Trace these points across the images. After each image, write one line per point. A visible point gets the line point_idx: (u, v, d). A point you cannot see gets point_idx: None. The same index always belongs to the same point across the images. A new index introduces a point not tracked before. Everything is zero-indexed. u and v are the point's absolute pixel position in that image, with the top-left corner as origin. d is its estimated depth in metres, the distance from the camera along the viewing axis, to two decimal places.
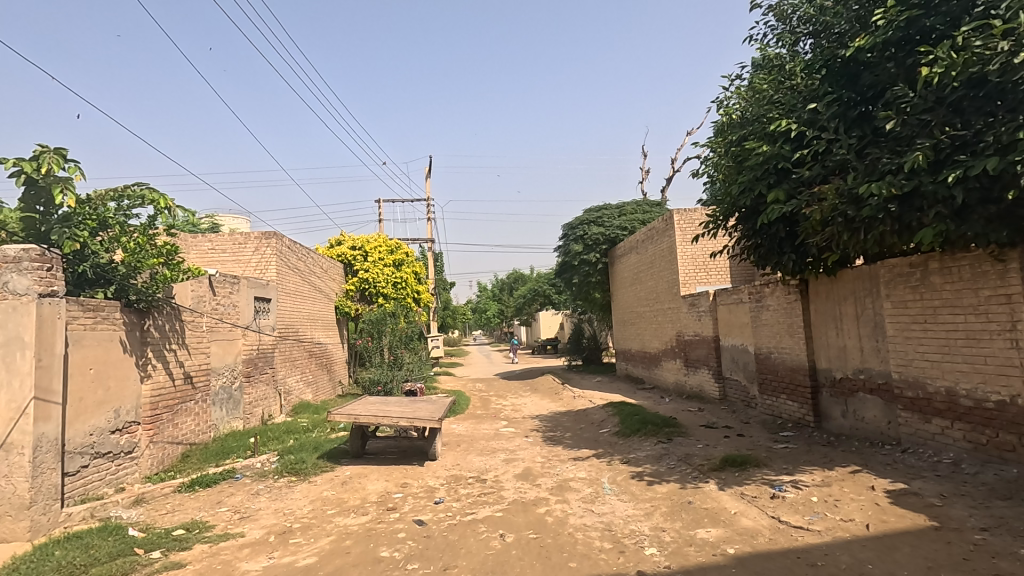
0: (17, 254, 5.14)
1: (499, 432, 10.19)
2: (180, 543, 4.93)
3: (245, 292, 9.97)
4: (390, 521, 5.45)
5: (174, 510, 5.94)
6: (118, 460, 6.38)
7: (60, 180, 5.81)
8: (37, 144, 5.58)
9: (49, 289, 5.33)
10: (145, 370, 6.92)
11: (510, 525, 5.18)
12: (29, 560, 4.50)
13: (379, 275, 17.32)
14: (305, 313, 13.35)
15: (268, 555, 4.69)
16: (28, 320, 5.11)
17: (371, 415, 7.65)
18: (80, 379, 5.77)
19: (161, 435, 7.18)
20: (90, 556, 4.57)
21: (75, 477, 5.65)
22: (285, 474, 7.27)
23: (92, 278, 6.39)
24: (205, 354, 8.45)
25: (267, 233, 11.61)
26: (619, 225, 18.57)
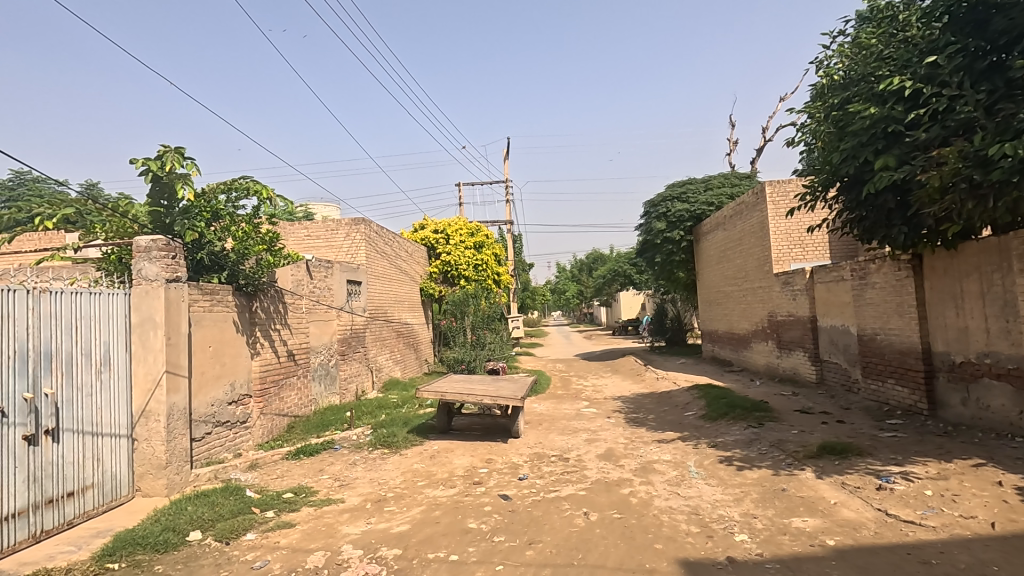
0: (147, 244, 5.76)
1: (580, 412, 10.22)
2: (290, 505, 5.43)
3: (338, 276, 10.60)
4: (476, 494, 5.66)
5: (283, 476, 6.53)
6: (235, 428, 7.08)
7: (180, 176, 6.44)
8: (160, 144, 6.21)
9: (174, 275, 5.95)
10: (254, 348, 7.58)
11: (593, 503, 5.21)
12: (168, 513, 5.13)
13: (460, 257, 17.70)
14: (393, 295, 13.97)
15: (366, 520, 5.04)
16: (158, 303, 5.74)
17: (457, 392, 7.91)
18: (201, 356, 6.43)
19: (269, 407, 7.87)
20: (216, 512, 5.14)
21: (200, 443, 6.35)
22: (378, 446, 7.73)
23: (208, 264, 7.03)
24: (305, 333, 9.10)
25: (356, 219, 12.21)
26: (705, 200, 17.76)
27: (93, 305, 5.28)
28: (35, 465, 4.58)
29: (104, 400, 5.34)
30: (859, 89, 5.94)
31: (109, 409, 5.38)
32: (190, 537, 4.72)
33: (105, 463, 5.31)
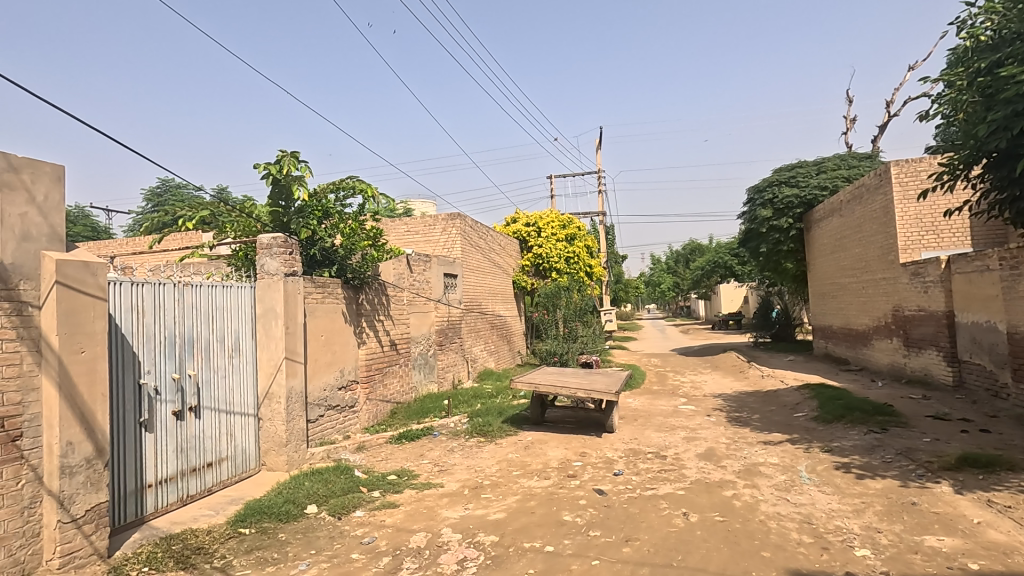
0: (269, 241, 6.33)
1: (677, 409, 9.85)
2: (394, 486, 5.74)
3: (436, 269, 11.00)
4: (571, 487, 5.65)
5: (388, 458, 6.92)
6: (344, 412, 7.60)
7: (296, 178, 7.00)
8: (279, 149, 6.78)
9: (292, 269, 6.47)
10: (361, 337, 8.08)
11: (693, 504, 5.00)
12: (288, 486, 5.63)
13: (552, 250, 17.66)
14: (487, 288, 14.27)
15: (464, 506, 5.20)
16: (278, 295, 6.28)
17: (551, 384, 7.93)
18: (314, 344, 6.97)
19: (374, 393, 8.36)
20: (330, 489, 5.56)
21: (315, 424, 6.89)
22: (475, 435, 7.95)
23: (319, 259, 7.57)
24: (406, 324, 9.55)
25: (452, 214, 12.60)
26: (818, 184, 16.38)
27: (225, 297, 5.88)
28: (181, 437, 5.21)
29: (236, 382, 5.95)
30: (1014, 49, 5.16)
31: (239, 390, 5.98)
32: (307, 510, 5.14)
33: (237, 439, 5.92)
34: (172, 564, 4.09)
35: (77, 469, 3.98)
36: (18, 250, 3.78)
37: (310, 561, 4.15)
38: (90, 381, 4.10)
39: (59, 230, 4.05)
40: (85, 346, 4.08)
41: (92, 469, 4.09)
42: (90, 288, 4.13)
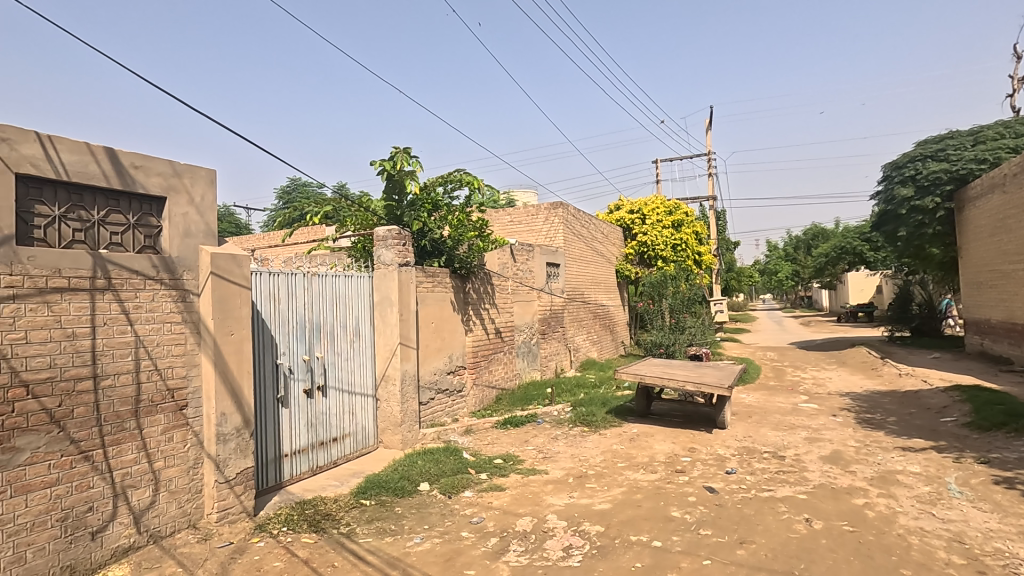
0: (385, 234, 6.77)
1: (797, 407, 9.15)
2: (500, 470, 5.91)
3: (539, 258, 11.07)
4: (679, 483, 5.46)
5: (494, 442, 7.14)
6: (453, 396, 7.94)
7: (408, 173, 7.42)
8: (393, 147, 7.19)
9: (405, 260, 6.85)
10: (468, 325, 8.38)
11: (817, 510, 4.62)
12: (403, 464, 6.00)
13: (658, 237, 17.03)
14: (589, 277, 14.14)
15: (569, 494, 5.23)
16: (392, 284, 6.67)
17: (657, 376, 7.71)
18: (426, 331, 7.34)
19: (481, 379, 8.65)
20: (440, 468, 5.85)
21: (426, 406, 7.28)
22: (578, 424, 7.94)
23: (429, 250, 7.94)
24: (510, 313, 9.74)
25: (555, 203, 12.61)
26: (973, 157, 14.28)
27: (347, 286, 6.35)
28: (311, 413, 5.75)
29: (357, 364, 6.43)
30: None
31: (359, 372, 6.46)
32: (420, 487, 5.46)
33: (358, 417, 6.42)
34: (306, 527, 4.54)
35: (229, 437, 4.54)
36: (182, 245, 4.35)
37: (424, 535, 4.40)
38: (238, 360, 4.64)
39: (213, 227, 4.60)
40: (234, 330, 4.62)
41: (241, 438, 4.65)
42: (237, 277, 4.65)
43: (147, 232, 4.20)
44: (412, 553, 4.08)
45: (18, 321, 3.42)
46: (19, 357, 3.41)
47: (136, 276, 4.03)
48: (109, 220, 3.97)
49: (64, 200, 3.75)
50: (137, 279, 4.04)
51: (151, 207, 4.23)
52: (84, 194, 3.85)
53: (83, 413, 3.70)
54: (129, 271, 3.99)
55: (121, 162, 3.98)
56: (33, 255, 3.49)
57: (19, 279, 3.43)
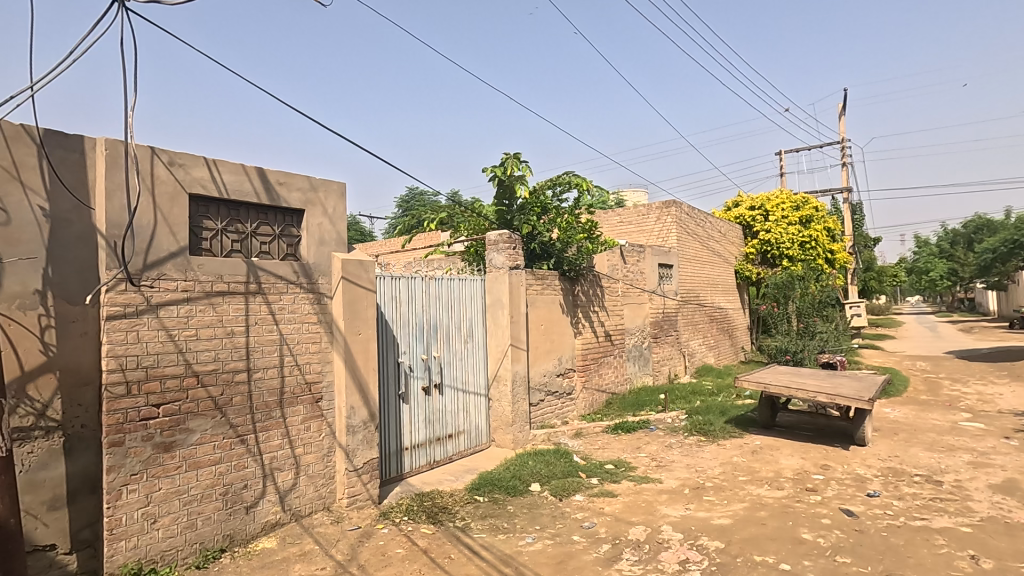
0: (496, 238, 6.97)
1: (957, 425, 7.98)
2: (611, 476, 5.80)
3: (651, 259, 10.73)
4: (810, 503, 5.00)
5: (605, 447, 7.03)
6: (562, 398, 7.95)
7: (518, 179, 7.60)
8: (504, 153, 7.41)
9: (515, 263, 6.99)
10: (577, 328, 8.35)
11: (985, 547, 3.99)
12: (514, 463, 6.11)
13: (783, 234, 15.74)
14: (705, 278, 13.44)
15: (685, 505, 5.00)
16: (503, 287, 6.83)
17: (783, 385, 7.12)
18: (536, 333, 7.43)
19: (591, 382, 8.56)
20: (551, 470, 5.88)
21: (536, 407, 7.37)
22: (694, 433, 7.57)
23: (539, 253, 8.05)
24: (620, 316, 9.55)
25: (667, 201, 12.15)
26: None
27: (461, 289, 6.61)
28: (428, 410, 6.06)
29: (470, 364, 6.67)
30: None
31: (473, 372, 6.69)
32: (531, 487, 5.52)
33: (472, 415, 6.65)
34: (425, 518, 4.79)
35: (357, 428, 4.93)
36: (317, 252, 4.80)
37: (535, 535, 4.45)
38: (365, 358, 5.01)
39: (343, 235, 5.02)
40: (361, 329, 5.00)
41: (367, 430, 5.03)
42: (363, 282, 5.03)
43: (289, 242, 4.69)
44: (524, 553, 4.14)
45: (191, 320, 3.97)
46: (191, 351, 3.97)
47: (280, 281, 4.51)
48: (259, 231, 4.49)
49: (225, 215, 4.30)
50: (281, 283, 4.52)
51: (292, 219, 4.73)
52: (240, 209, 4.39)
53: (239, 401, 4.21)
54: (275, 276, 4.48)
55: (269, 180, 4.48)
56: (202, 264, 4.05)
57: (192, 284, 3.99)
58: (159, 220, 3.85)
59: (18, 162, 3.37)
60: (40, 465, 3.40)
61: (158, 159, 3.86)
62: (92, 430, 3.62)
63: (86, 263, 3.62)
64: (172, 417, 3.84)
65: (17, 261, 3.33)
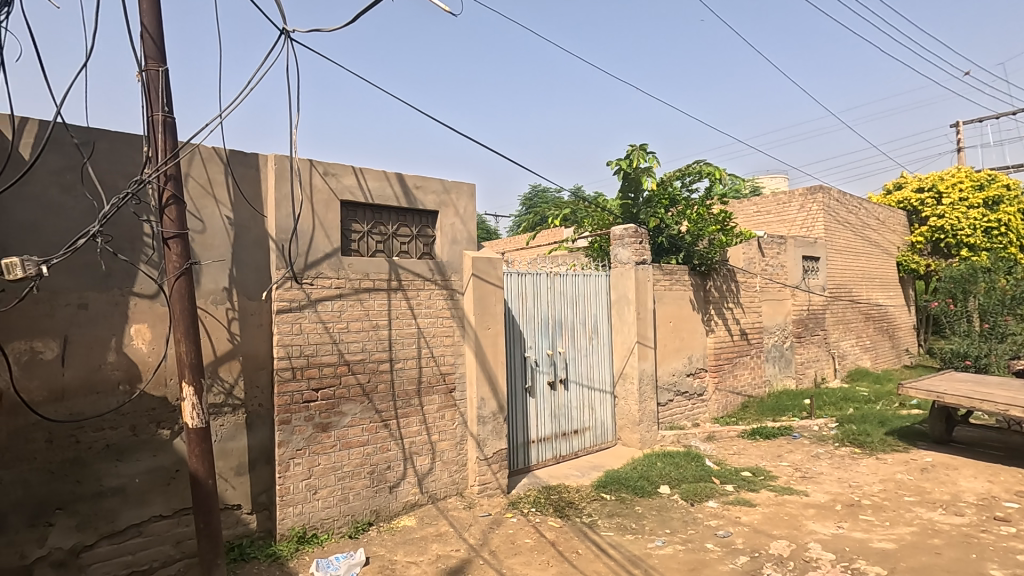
0: (621, 232, 6.86)
1: None
2: (749, 484, 5.42)
3: (794, 252, 9.82)
4: (1000, 534, 4.25)
5: (741, 453, 6.59)
6: (693, 399, 7.60)
7: (644, 170, 7.45)
8: (629, 145, 7.31)
9: (642, 258, 6.81)
10: (709, 325, 7.90)
11: None
12: (642, 463, 5.96)
13: (961, 219, 13.52)
14: (860, 271, 11.99)
15: (837, 523, 4.52)
16: (630, 282, 6.68)
17: (962, 395, 6.13)
18: (664, 330, 7.17)
19: (724, 383, 8.07)
20: (681, 473, 5.64)
21: (665, 407, 7.12)
22: (847, 444, 6.81)
23: (666, 247, 7.76)
24: (758, 313, 8.87)
25: (812, 187, 11.03)
26: None
27: (586, 285, 6.58)
28: (554, 405, 6.13)
29: (596, 361, 6.62)
30: None
31: (598, 368, 6.64)
32: (660, 489, 5.35)
33: (597, 412, 6.61)
34: (552, 511, 4.85)
35: (487, 419, 5.13)
36: (450, 250, 5.07)
37: (665, 539, 4.31)
38: (494, 352, 5.20)
39: (473, 234, 5.24)
40: (490, 324, 5.19)
41: (496, 421, 5.21)
42: (492, 278, 5.22)
43: (425, 241, 5.01)
44: (653, 556, 4.03)
45: (343, 314, 4.41)
46: (343, 342, 4.40)
47: (418, 278, 4.84)
48: (399, 232, 4.85)
49: (371, 218, 4.71)
50: (418, 281, 4.85)
51: (428, 221, 5.05)
52: (383, 213, 4.78)
53: (383, 388, 4.59)
54: (413, 273, 4.81)
55: (407, 184, 4.81)
56: (351, 263, 4.47)
57: (343, 281, 4.43)
58: (317, 224, 4.33)
59: (210, 179, 3.98)
60: (229, 436, 3.99)
61: (315, 171, 4.33)
62: (267, 409, 4.17)
63: (261, 264, 4.17)
64: (328, 401, 4.30)
65: (210, 263, 3.94)
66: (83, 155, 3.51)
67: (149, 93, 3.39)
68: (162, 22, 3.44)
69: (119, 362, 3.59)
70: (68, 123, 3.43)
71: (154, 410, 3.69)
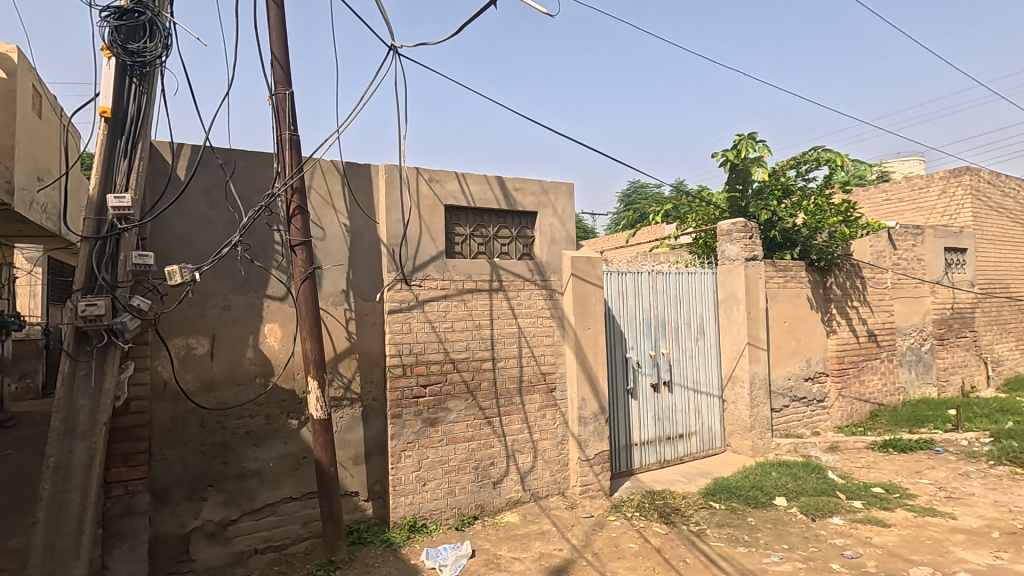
0: (729, 227, 6.54)
1: None
2: (881, 502, 4.90)
3: (933, 243, 8.73)
4: None
5: (870, 467, 5.97)
6: (812, 406, 7.02)
7: (753, 160, 7.05)
8: (736, 134, 6.97)
9: (752, 254, 6.42)
10: (831, 326, 7.24)
11: None
12: (755, 473, 5.60)
13: None
14: (1019, 263, 10.38)
15: (993, 553, 3.95)
16: (739, 280, 6.30)
17: None
18: (778, 331, 6.69)
19: (849, 389, 7.36)
20: (800, 485, 5.23)
21: (780, 414, 6.63)
22: (1004, 462, 5.93)
23: (780, 242, 7.15)
24: (889, 312, 8.00)
25: (956, 169, 9.74)
26: None
27: (691, 283, 6.31)
28: (658, 407, 5.94)
29: (702, 362, 6.33)
30: None
31: (705, 371, 6.34)
32: (776, 501, 5.00)
33: (704, 416, 6.31)
34: (657, 517, 4.71)
35: (589, 420, 5.09)
36: (549, 251, 5.10)
37: (783, 555, 4.02)
38: (595, 352, 5.15)
39: (572, 234, 5.23)
40: (590, 324, 5.15)
41: (598, 422, 5.16)
42: (591, 278, 5.17)
43: (524, 243, 5.08)
44: (770, 572, 3.77)
45: (447, 314, 4.59)
46: (449, 341, 4.59)
47: (518, 279, 4.92)
48: (500, 234, 4.96)
49: (472, 221, 4.86)
50: (518, 281, 4.93)
51: (527, 222, 5.11)
52: (484, 216, 4.91)
53: (486, 386, 4.72)
54: (514, 274, 4.90)
55: (507, 187, 4.91)
56: (455, 265, 4.65)
57: (448, 283, 4.61)
58: (423, 229, 4.54)
59: (329, 190, 4.32)
60: (347, 428, 4.31)
61: (421, 178, 4.55)
62: (380, 403, 4.45)
63: (374, 267, 4.46)
64: (435, 397, 4.50)
65: (330, 267, 4.28)
66: (225, 174, 3.96)
67: (279, 115, 3.76)
68: (289, 50, 3.79)
69: (256, 357, 4.01)
70: (214, 146, 3.89)
71: (284, 401, 4.08)
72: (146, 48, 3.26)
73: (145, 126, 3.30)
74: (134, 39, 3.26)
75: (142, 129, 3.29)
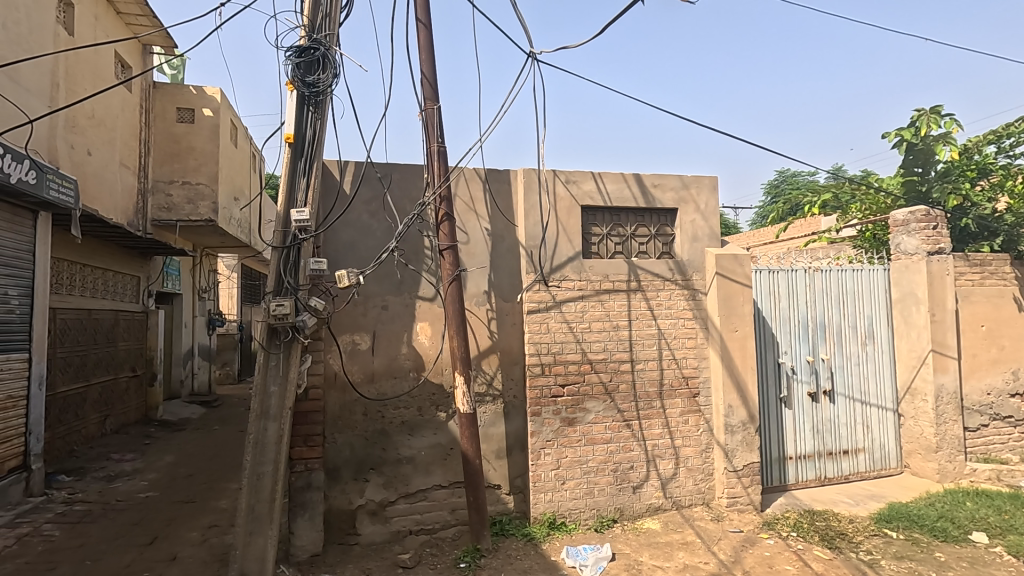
0: (905, 217, 5.73)
1: None
2: None
3: None
4: None
5: None
6: (1020, 427, 5.87)
7: (938, 138, 6.14)
8: (915, 109, 6.17)
9: (937, 246, 5.54)
10: None
11: None
12: (943, 501, 4.82)
13: None
14: None
15: None
16: (920, 277, 5.48)
17: None
18: (972, 336, 5.69)
19: None
20: (1006, 521, 4.40)
21: (976, 434, 5.65)
22: None
23: (973, 231, 6.22)
24: None
25: None
26: None
27: (857, 281, 5.62)
28: (817, 419, 5.38)
29: (872, 370, 5.60)
30: None
31: (875, 380, 5.60)
32: (973, 536, 4.26)
33: (874, 431, 5.58)
34: (819, 539, 4.26)
35: (736, 429, 4.77)
36: (691, 249, 4.87)
37: None
38: (742, 356, 4.81)
39: (716, 230, 4.94)
40: (738, 326, 4.82)
41: (747, 432, 4.81)
42: (738, 276, 4.83)
43: (664, 241, 4.91)
44: None
45: (585, 315, 4.60)
46: (586, 341, 4.59)
47: (657, 279, 4.77)
48: (637, 233, 4.85)
49: (609, 220, 4.81)
50: (658, 281, 4.77)
51: (666, 219, 4.94)
52: (621, 214, 4.83)
53: (625, 388, 4.64)
54: (653, 274, 4.76)
55: (645, 184, 4.80)
56: (592, 265, 4.64)
57: (585, 283, 4.61)
58: (560, 230, 4.60)
59: (472, 196, 4.56)
60: (491, 422, 4.51)
61: (558, 180, 4.62)
62: (520, 401, 4.58)
63: (513, 269, 4.61)
64: (574, 397, 4.53)
65: (474, 270, 4.52)
66: (383, 186, 4.37)
67: (428, 128, 4.06)
68: (436, 68, 4.08)
69: (410, 353, 4.36)
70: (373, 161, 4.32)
71: (434, 395, 4.39)
72: (319, 79, 3.73)
73: (319, 148, 3.75)
74: (310, 72, 3.73)
75: (316, 150, 3.75)
